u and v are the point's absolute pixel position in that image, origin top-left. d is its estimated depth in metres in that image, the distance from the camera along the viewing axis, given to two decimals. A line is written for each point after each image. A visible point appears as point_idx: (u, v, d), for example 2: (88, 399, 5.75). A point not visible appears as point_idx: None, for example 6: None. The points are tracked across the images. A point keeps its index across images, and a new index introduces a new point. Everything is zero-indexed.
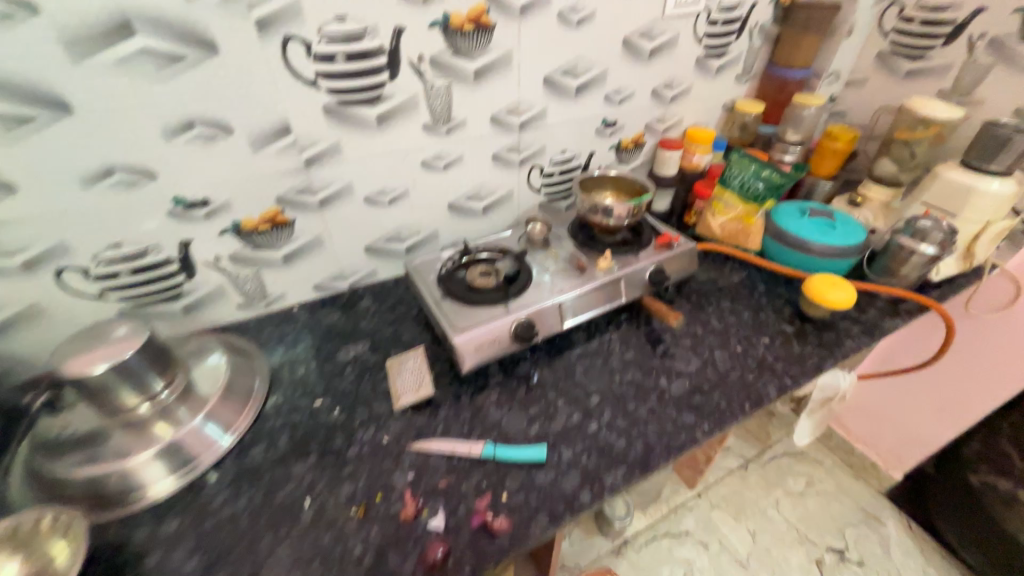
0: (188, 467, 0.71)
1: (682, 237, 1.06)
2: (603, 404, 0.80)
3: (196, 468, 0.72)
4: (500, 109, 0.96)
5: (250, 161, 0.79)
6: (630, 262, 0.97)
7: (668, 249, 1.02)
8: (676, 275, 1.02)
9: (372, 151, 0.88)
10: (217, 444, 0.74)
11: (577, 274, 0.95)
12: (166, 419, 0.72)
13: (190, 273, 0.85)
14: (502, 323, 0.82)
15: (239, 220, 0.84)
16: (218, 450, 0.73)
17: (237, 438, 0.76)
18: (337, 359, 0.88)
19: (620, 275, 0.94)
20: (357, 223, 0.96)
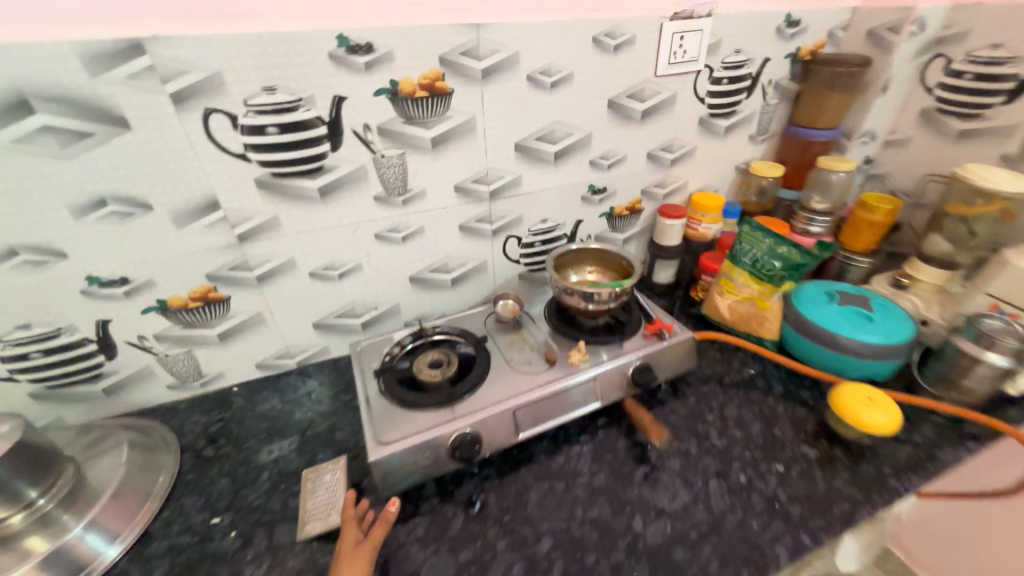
0: None
1: (677, 324, 0.89)
2: (554, 553, 0.62)
3: None
4: (465, 178, 0.87)
5: (173, 238, 0.72)
6: (608, 357, 0.82)
7: (658, 339, 0.85)
8: (668, 371, 0.85)
9: (316, 224, 0.80)
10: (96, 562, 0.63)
11: (542, 369, 0.80)
12: (42, 532, 0.63)
13: (111, 354, 0.78)
14: (437, 434, 0.68)
15: (164, 298, 0.76)
16: (100, 565, 0.62)
17: (128, 544, 0.65)
18: (256, 461, 0.76)
19: (594, 374, 0.78)
20: (302, 299, 0.87)
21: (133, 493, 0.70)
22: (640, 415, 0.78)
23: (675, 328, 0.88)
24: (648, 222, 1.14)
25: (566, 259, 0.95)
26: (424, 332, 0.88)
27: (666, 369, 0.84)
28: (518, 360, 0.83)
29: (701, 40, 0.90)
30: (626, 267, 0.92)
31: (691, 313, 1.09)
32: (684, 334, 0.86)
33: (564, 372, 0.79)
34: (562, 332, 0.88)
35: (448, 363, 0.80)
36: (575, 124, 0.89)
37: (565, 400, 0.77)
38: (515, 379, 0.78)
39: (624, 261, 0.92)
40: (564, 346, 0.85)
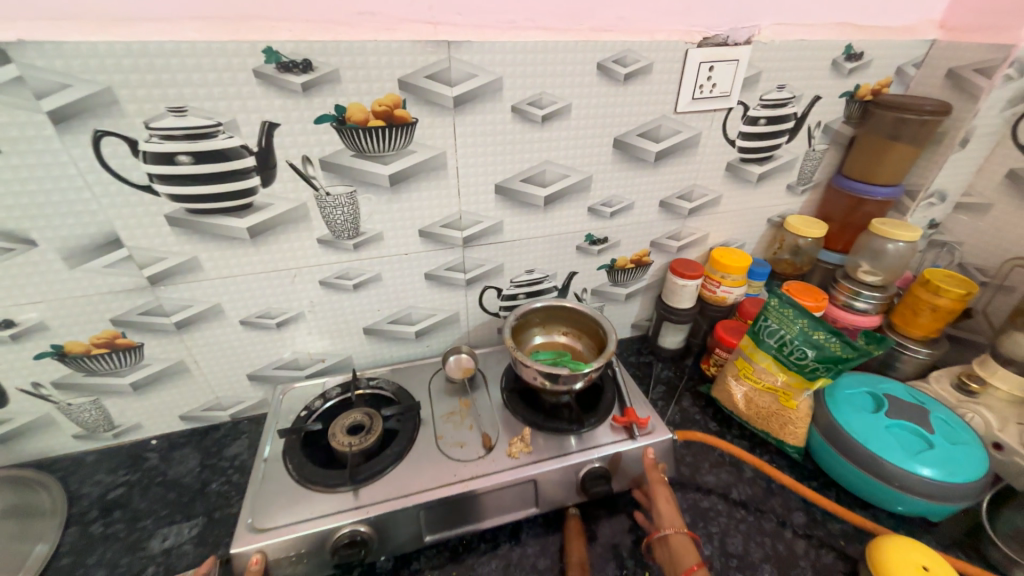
0: None
1: (658, 419, 0.72)
2: None
3: None
4: (432, 222, 0.72)
5: (67, 278, 0.60)
6: (559, 453, 0.66)
7: (626, 438, 0.69)
8: (630, 480, 0.69)
9: (246, 267, 0.67)
10: None
11: (474, 456, 0.66)
12: None
13: (1, 400, 0.67)
14: (317, 529, 0.56)
15: (61, 343, 0.65)
16: None
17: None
18: (145, 549, 0.63)
19: (533, 475, 0.64)
20: (232, 348, 0.74)
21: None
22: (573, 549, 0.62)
23: (652, 424, 0.71)
24: (658, 275, 0.97)
25: (531, 318, 0.79)
26: (354, 384, 0.76)
27: (623, 478, 0.68)
28: (450, 439, 0.69)
29: (736, 71, 0.73)
30: (602, 337, 0.75)
31: (699, 391, 0.92)
32: (659, 436, 0.69)
33: (497, 465, 0.64)
34: (511, 406, 0.74)
35: (370, 430, 0.67)
36: (571, 165, 0.74)
37: (489, 502, 0.63)
38: (439, 465, 0.64)
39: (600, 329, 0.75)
40: (510, 425, 0.71)
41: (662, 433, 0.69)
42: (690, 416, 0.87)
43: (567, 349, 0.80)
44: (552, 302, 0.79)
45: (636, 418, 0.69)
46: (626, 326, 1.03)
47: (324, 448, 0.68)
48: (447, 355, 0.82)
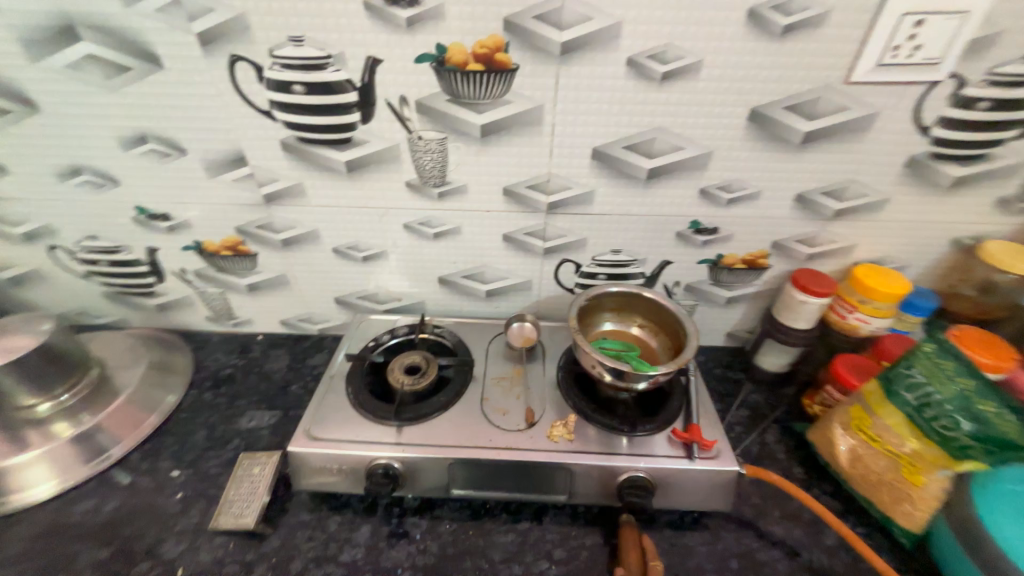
0: (86, 465, 0.69)
1: (726, 445, 0.62)
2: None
3: (92, 468, 0.69)
4: (519, 181, 0.68)
5: (205, 186, 0.70)
6: (601, 450, 0.62)
7: (682, 456, 0.61)
8: (676, 501, 0.62)
9: (341, 200, 0.71)
10: (105, 456, 0.70)
11: (513, 425, 0.65)
12: (68, 420, 0.71)
13: (160, 277, 0.83)
14: (358, 452, 0.61)
15: (200, 240, 0.77)
16: (105, 461, 0.70)
17: (126, 452, 0.71)
18: (235, 423, 0.75)
19: (568, 464, 0.60)
20: (325, 272, 0.81)
21: (143, 405, 0.76)
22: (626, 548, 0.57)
23: (716, 449, 0.62)
24: (774, 285, 0.81)
25: (604, 300, 0.72)
26: (420, 328, 0.79)
27: (668, 496, 0.61)
28: (494, 403, 0.68)
29: (958, 28, 0.53)
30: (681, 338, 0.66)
31: (791, 428, 0.77)
32: (722, 465, 0.60)
33: (534, 443, 0.62)
34: (562, 388, 0.70)
35: (423, 373, 0.70)
36: (688, 135, 0.63)
37: (518, 477, 0.62)
38: (477, 426, 0.64)
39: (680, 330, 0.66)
40: (557, 405, 0.68)
41: (726, 462, 0.60)
42: (773, 454, 0.74)
43: (637, 342, 0.72)
44: (632, 289, 0.70)
45: (700, 437, 0.61)
46: (719, 333, 0.90)
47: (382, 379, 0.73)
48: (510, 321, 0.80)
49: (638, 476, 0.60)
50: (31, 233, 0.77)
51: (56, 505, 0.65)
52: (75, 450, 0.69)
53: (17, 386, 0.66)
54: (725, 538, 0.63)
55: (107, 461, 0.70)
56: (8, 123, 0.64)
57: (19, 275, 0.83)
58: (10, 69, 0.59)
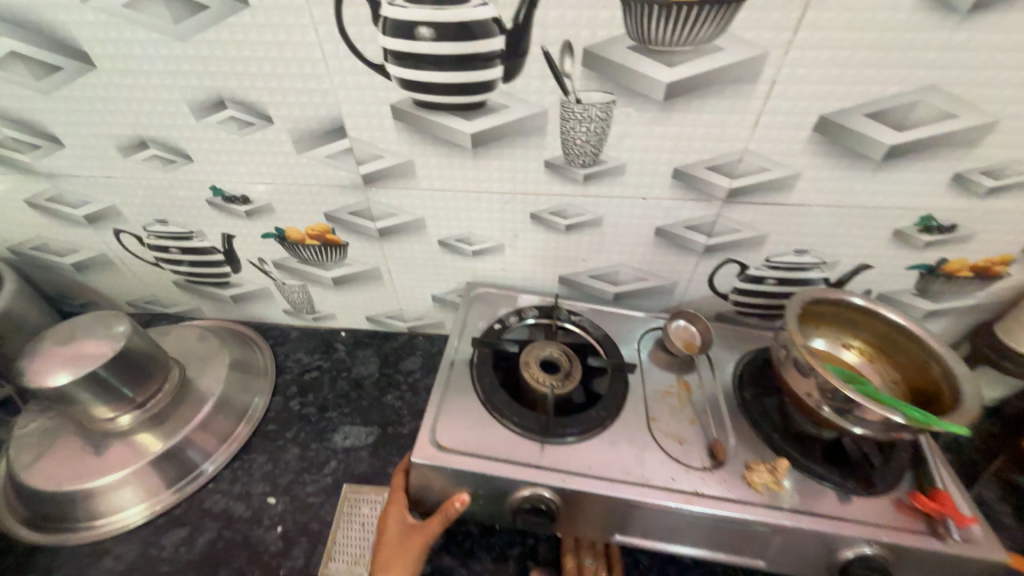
0: (178, 483, 0.61)
1: (985, 525, 0.46)
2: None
3: (185, 486, 0.62)
4: (697, 160, 0.51)
5: (293, 163, 0.56)
6: (811, 508, 0.47)
7: (929, 534, 0.45)
8: None
9: (458, 182, 0.56)
10: (197, 472, 0.63)
11: (691, 458, 0.51)
12: (152, 429, 0.63)
13: (235, 266, 0.72)
14: (499, 472, 0.48)
15: (283, 227, 0.65)
16: (198, 479, 0.62)
17: (218, 467, 0.64)
18: (329, 441, 0.66)
19: (777, 527, 0.46)
20: (425, 266, 0.68)
21: (229, 413, 0.68)
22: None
23: (974, 530, 0.45)
24: (1003, 298, 0.62)
25: (820, 311, 0.56)
26: (553, 314, 0.65)
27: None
28: (664, 426, 0.54)
29: None
30: (940, 382, 0.48)
31: (1014, 481, 0.60)
32: (989, 554, 0.44)
33: (727, 490, 0.48)
34: (749, 416, 0.55)
35: (566, 376, 0.57)
36: (970, 97, 0.44)
37: (700, 532, 0.48)
38: (644, 454, 0.51)
39: (941, 370, 0.48)
40: (743, 439, 0.53)
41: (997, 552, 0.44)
42: (994, 516, 0.58)
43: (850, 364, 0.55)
44: (868, 305, 0.52)
45: (958, 513, 0.45)
46: None
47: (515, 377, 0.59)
48: (670, 316, 0.65)
49: (867, 550, 0.45)
50: (94, 215, 0.67)
51: (146, 531, 0.58)
52: (162, 470, 0.61)
53: (94, 400, 0.58)
54: None
55: (202, 478, 0.62)
56: (59, 84, 0.52)
57: (86, 260, 0.75)
58: (58, 12, 0.46)
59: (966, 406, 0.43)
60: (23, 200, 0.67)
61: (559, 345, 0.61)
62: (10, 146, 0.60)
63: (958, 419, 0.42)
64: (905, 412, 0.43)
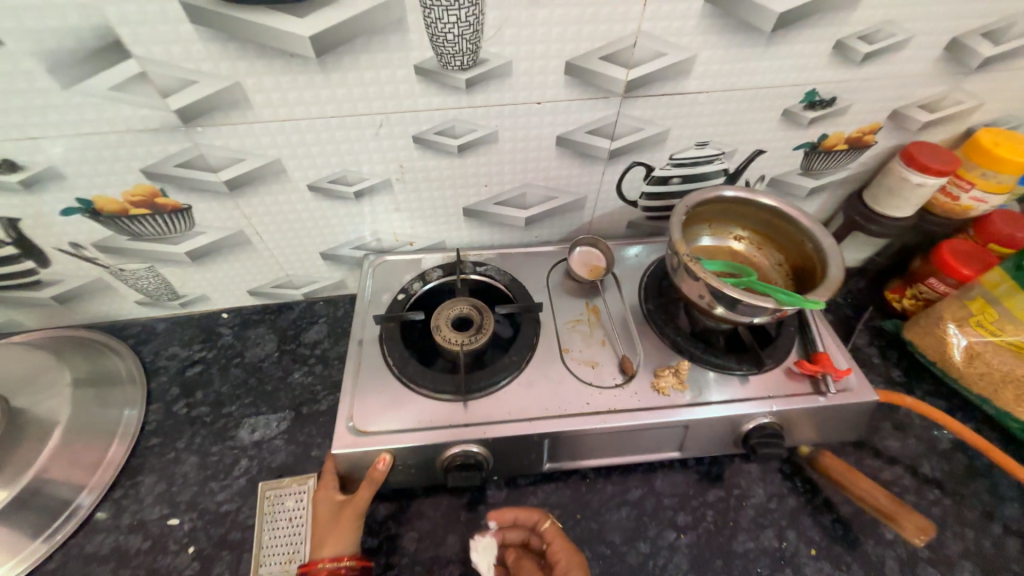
0: (51, 528, 0.50)
1: (856, 373, 0.53)
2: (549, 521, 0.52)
3: (60, 530, 0.50)
4: (590, 49, 0.45)
5: (63, 104, 0.41)
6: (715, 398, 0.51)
7: (812, 392, 0.52)
8: (804, 437, 0.54)
9: (312, 106, 0.45)
10: (67, 513, 0.51)
11: (608, 379, 0.53)
12: None
13: (41, 260, 0.55)
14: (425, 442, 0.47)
15: (88, 197, 0.49)
16: (70, 520, 0.51)
17: (94, 502, 0.52)
18: (234, 438, 0.57)
19: (687, 421, 0.50)
20: (302, 219, 0.57)
21: (91, 434, 0.55)
22: (872, 489, 0.49)
23: (850, 379, 0.52)
24: (868, 167, 0.67)
25: (710, 211, 0.56)
26: (459, 268, 0.60)
27: (792, 437, 0.53)
28: (578, 354, 0.55)
29: None
30: (812, 257, 0.52)
31: (879, 327, 0.70)
32: (859, 398, 0.51)
33: (640, 401, 0.51)
34: (656, 323, 0.58)
35: (478, 329, 0.55)
36: None
37: (628, 440, 0.51)
38: (564, 386, 0.52)
39: (814, 247, 0.51)
40: (656, 346, 0.56)
41: (864, 394, 0.51)
42: (866, 359, 0.67)
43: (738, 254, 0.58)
44: (747, 196, 0.53)
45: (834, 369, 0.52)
46: None
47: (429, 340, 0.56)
48: (574, 245, 0.63)
49: (764, 422, 0.51)
50: None
51: None
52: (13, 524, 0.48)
53: None
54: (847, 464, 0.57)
55: (77, 519, 0.51)
56: None
57: None
58: None
59: (830, 280, 0.47)
60: None
61: (467, 299, 0.58)
62: None
63: (822, 293, 0.46)
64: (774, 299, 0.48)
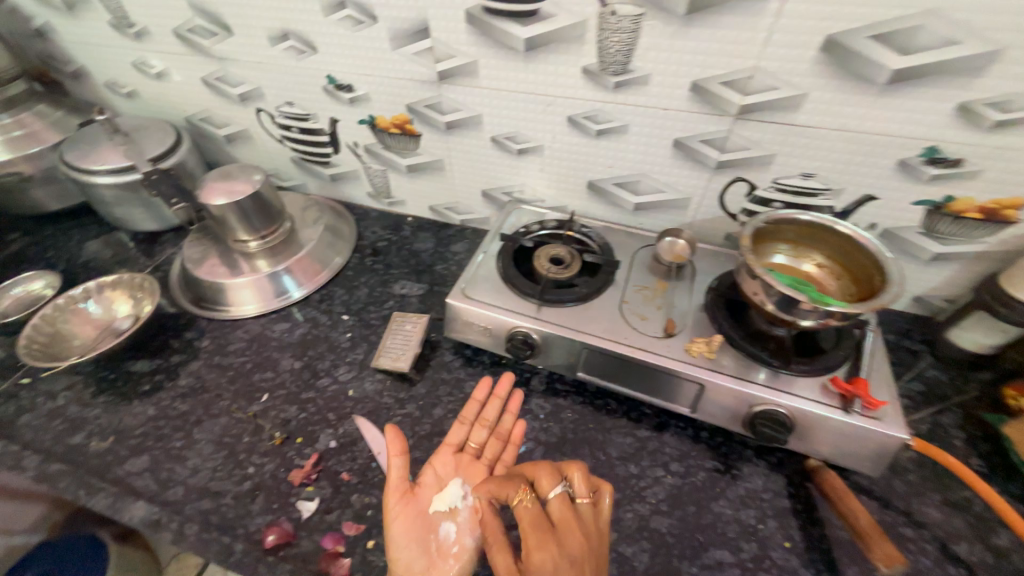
0: (279, 299, 0.84)
1: (893, 410, 0.55)
2: (566, 420, 0.66)
3: (282, 302, 0.84)
4: (713, 75, 0.59)
5: (387, 58, 0.72)
6: (738, 375, 0.59)
7: (837, 407, 0.56)
8: (815, 447, 0.58)
9: (511, 83, 0.69)
10: (288, 295, 0.84)
11: (649, 331, 0.65)
12: (265, 260, 0.84)
13: (337, 149, 0.92)
14: (502, 316, 0.67)
15: (375, 116, 0.82)
16: (288, 299, 0.84)
17: (307, 294, 0.85)
18: (391, 288, 0.86)
19: (702, 381, 0.59)
20: (479, 160, 0.83)
21: (318, 258, 0.88)
22: (857, 512, 0.52)
23: (883, 411, 0.55)
24: (1012, 246, 0.64)
25: (799, 234, 0.65)
26: (569, 225, 0.79)
27: (803, 441, 0.58)
28: (634, 308, 0.68)
29: None
30: (880, 287, 0.56)
31: (977, 417, 0.65)
32: (886, 428, 0.54)
33: (669, 351, 0.62)
34: (711, 311, 0.67)
35: (567, 266, 0.73)
36: (972, 23, 0.48)
37: (649, 379, 0.63)
38: (614, 322, 0.66)
39: (882, 279, 0.56)
40: (703, 325, 0.66)
41: (894, 426, 0.53)
42: (939, 435, 0.64)
43: (815, 279, 0.64)
44: (834, 224, 0.61)
45: (868, 394, 0.55)
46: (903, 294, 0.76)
47: (528, 266, 0.76)
48: (661, 236, 0.75)
49: (776, 412, 0.57)
50: (244, 94, 0.89)
51: (262, 321, 0.82)
52: (266, 286, 0.83)
53: (236, 225, 0.79)
54: (865, 504, 0.57)
55: (292, 301, 0.84)
56: None
57: (234, 133, 0.98)
58: None
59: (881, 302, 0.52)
60: (199, 78, 0.90)
61: (567, 246, 0.76)
62: (198, 33, 0.81)
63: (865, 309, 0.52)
64: (819, 302, 0.55)
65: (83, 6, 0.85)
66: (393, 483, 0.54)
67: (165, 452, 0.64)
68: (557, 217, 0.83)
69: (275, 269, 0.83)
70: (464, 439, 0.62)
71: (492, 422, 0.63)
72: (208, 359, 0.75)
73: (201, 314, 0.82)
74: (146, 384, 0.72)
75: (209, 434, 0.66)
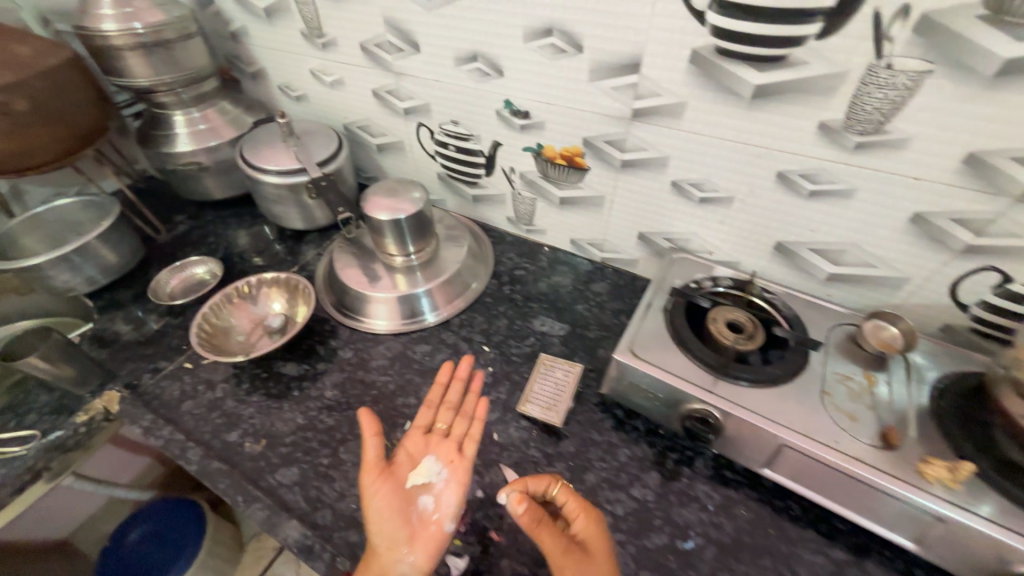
0: (413, 319, 0.82)
1: None
2: (741, 518, 0.58)
3: (416, 324, 0.82)
4: (1002, 147, 0.49)
5: (581, 89, 0.69)
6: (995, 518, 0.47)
7: None
8: None
9: (721, 129, 0.62)
10: (422, 317, 0.82)
11: (862, 436, 0.54)
12: (405, 276, 0.83)
13: (490, 171, 0.90)
14: (677, 386, 0.60)
15: (544, 144, 0.79)
16: (421, 321, 0.82)
17: (442, 318, 0.83)
18: (531, 323, 0.82)
19: (942, 516, 0.48)
20: (648, 202, 0.77)
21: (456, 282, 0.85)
22: None
23: None
24: None
25: None
26: (749, 288, 0.71)
27: None
28: (839, 402, 0.58)
29: None
30: None
31: None
32: None
33: (893, 467, 0.51)
34: (940, 422, 0.55)
35: (749, 337, 0.64)
36: None
37: (861, 495, 0.52)
38: (814, 417, 0.56)
39: None
40: (933, 439, 0.54)
41: None
42: None
43: None
44: None
45: None
46: None
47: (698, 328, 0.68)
48: (867, 316, 0.64)
49: None
50: (410, 109, 0.89)
51: (401, 338, 0.81)
52: (406, 305, 0.81)
53: (391, 239, 0.79)
54: None
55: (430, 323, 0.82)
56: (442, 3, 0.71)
57: (388, 143, 1.00)
58: None
59: None
60: (370, 89, 0.91)
61: (747, 313, 0.67)
62: (385, 47, 0.82)
63: None
64: None
65: (282, 14, 0.90)
66: (369, 461, 0.55)
67: (313, 468, 0.63)
68: (728, 273, 0.75)
69: (417, 289, 0.81)
70: (432, 422, 0.63)
71: (455, 404, 0.65)
72: (351, 372, 0.75)
73: (342, 323, 0.82)
74: (294, 390, 0.72)
75: (354, 456, 0.64)
